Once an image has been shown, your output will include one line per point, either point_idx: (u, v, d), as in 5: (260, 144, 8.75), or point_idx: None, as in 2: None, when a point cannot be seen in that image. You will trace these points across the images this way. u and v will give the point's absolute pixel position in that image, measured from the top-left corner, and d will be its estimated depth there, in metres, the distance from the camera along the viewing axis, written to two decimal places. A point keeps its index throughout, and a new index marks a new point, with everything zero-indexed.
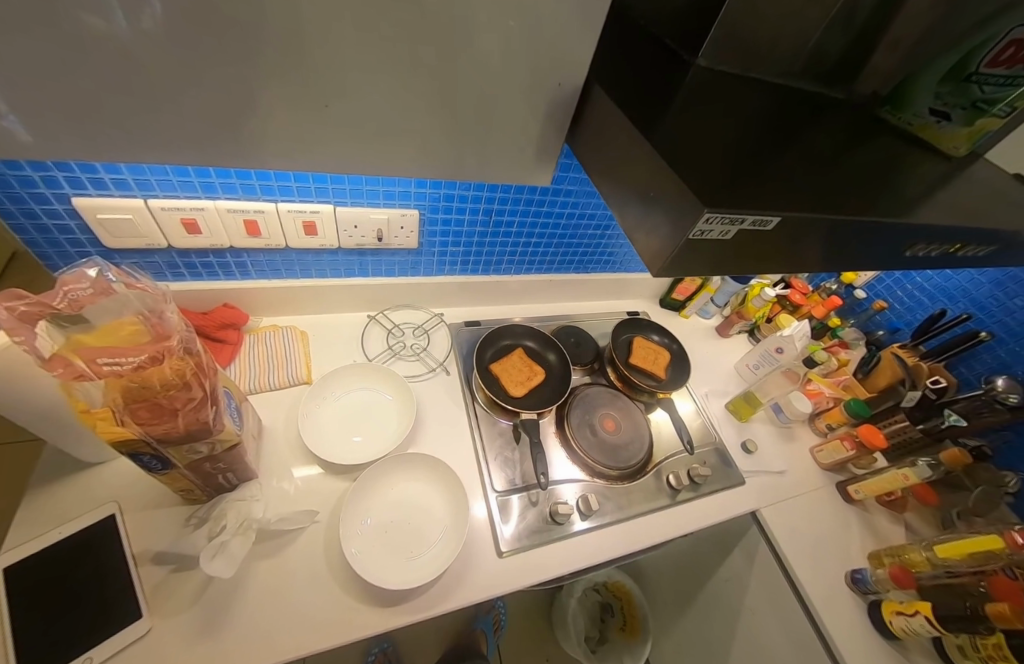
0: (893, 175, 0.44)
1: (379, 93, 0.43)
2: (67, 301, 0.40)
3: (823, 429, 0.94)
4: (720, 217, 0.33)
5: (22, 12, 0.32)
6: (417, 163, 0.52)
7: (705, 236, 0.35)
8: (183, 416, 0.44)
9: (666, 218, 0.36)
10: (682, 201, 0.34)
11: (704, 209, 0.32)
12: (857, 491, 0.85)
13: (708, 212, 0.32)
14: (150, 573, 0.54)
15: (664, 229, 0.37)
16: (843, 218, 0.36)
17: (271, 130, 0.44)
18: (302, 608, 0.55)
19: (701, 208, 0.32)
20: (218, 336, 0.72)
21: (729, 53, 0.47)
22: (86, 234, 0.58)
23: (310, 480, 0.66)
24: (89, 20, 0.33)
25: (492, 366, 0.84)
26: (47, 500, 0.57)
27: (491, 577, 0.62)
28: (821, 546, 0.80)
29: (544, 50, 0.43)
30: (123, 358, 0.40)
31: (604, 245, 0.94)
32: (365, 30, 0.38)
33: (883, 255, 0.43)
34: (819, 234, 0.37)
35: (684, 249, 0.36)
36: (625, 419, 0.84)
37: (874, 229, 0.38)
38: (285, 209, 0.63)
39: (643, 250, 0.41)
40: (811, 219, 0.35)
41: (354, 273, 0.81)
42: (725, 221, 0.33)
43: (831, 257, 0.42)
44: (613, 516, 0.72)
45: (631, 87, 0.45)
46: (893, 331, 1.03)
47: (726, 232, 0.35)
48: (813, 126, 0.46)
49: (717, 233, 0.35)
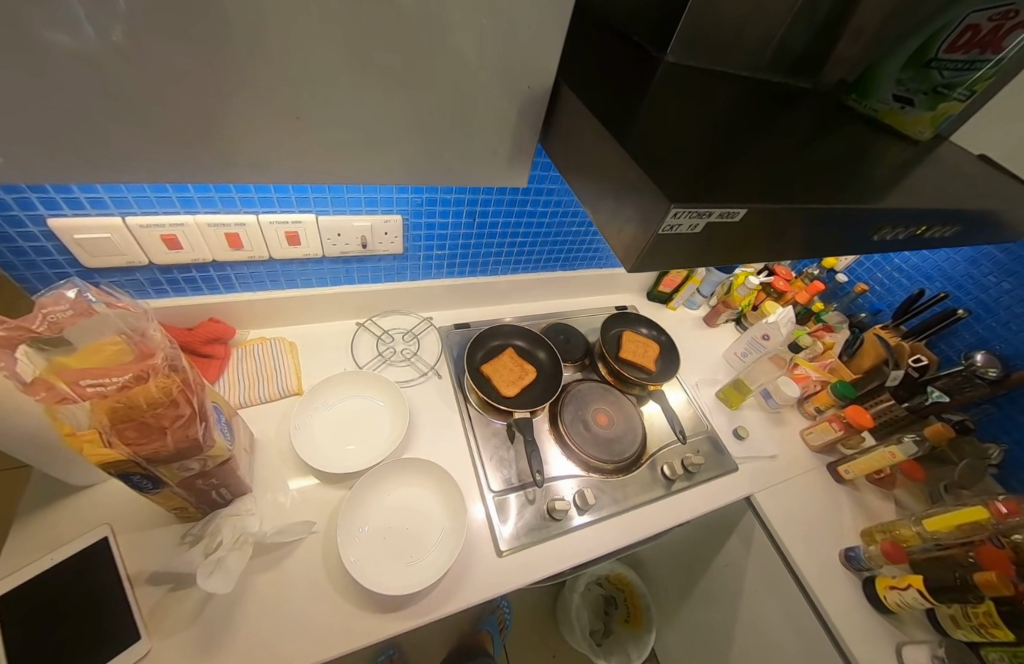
0: (861, 161, 0.45)
1: (353, 99, 0.43)
2: (47, 323, 0.40)
3: (812, 412, 0.96)
4: (686, 212, 0.33)
5: None
6: (395, 168, 0.52)
7: (674, 230, 0.35)
8: (171, 433, 0.44)
9: (639, 214, 0.37)
10: (653, 196, 0.34)
11: (670, 205, 0.33)
12: (847, 471, 0.87)
13: (676, 206, 0.33)
14: (146, 593, 0.54)
15: (636, 223, 0.37)
16: (811, 205, 0.37)
17: (246, 142, 0.44)
18: (302, 620, 0.55)
19: (668, 203, 0.33)
20: (204, 352, 0.72)
21: (696, 49, 0.48)
22: (64, 255, 0.58)
23: (305, 491, 0.66)
24: (55, 37, 0.33)
25: (482, 367, 0.84)
26: (36, 526, 0.56)
27: (491, 576, 0.63)
28: (815, 527, 0.82)
29: (516, 52, 0.44)
30: (106, 378, 0.40)
31: (589, 242, 0.95)
32: (336, 38, 0.38)
33: (854, 240, 0.44)
34: (789, 222, 0.38)
35: (654, 244, 0.37)
36: (617, 412, 0.85)
37: (841, 214, 0.39)
38: (266, 221, 0.63)
39: (617, 246, 0.42)
40: (779, 208, 0.36)
41: (340, 281, 0.81)
42: (692, 216, 0.34)
43: (803, 245, 0.43)
44: (610, 509, 0.73)
45: (603, 85, 0.46)
46: (875, 313, 1.06)
47: (694, 226, 0.35)
48: (783, 116, 0.47)
49: (686, 227, 0.35)
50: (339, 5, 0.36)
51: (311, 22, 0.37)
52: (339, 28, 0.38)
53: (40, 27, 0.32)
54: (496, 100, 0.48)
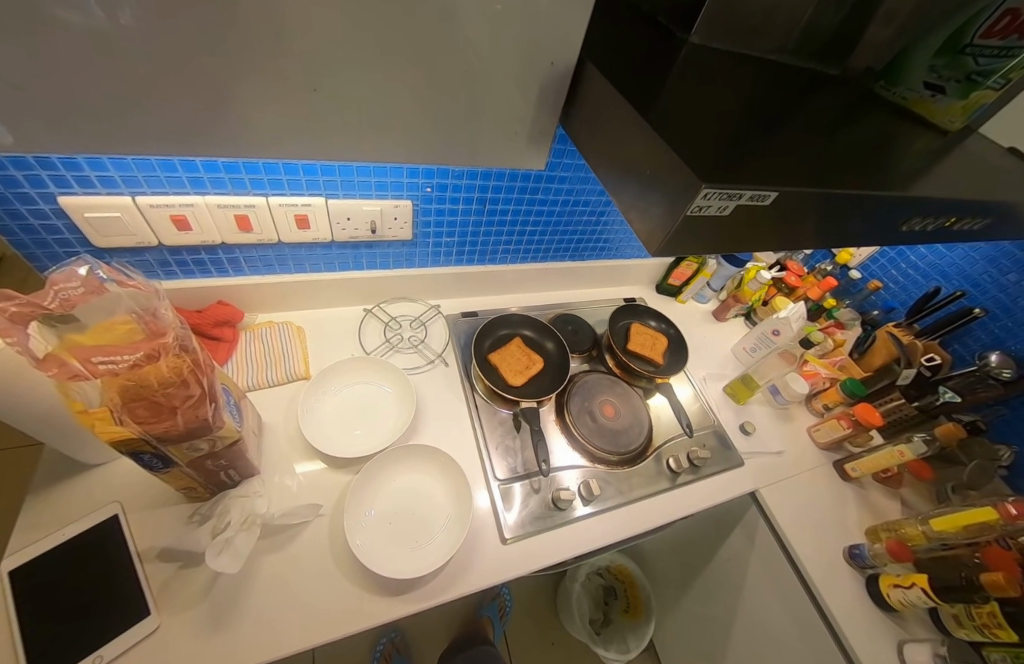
0: (887, 151, 0.43)
1: (370, 80, 0.43)
2: (58, 300, 0.39)
3: (820, 408, 0.95)
4: (717, 192, 0.32)
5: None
6: (407, 149, 0.51)
7: (703, 211, 0.34)
8: (182, 413, 0.44)
9: (665, 202, 0.36)
10: (682, 181, 0.34)
11: (702, 184, 0.32)
12: (854, 469, 0.86)
13: (705, 190, 0.32)
14: (157, 570, 0.55)
15: (662, 210, 0.37)
16: (838, 193, 0.36)
17: (258, 123, 0.43)
18: (311, 598, 0.56)
19: (700, 184, 0.32)
20: (213, 334, 0.72)
21: (722, 28, 0.46)
22: (75, 234, 0.58)
23: (312, 474, 0.66)
24: (62, 12, 0.32)
25: (488, 356, 0.83)
26: (50, 500, 0.57)
27: (496, 564, 0.63)
28: (819, 523, 0.82)
29: (536, 31, 0.43)
30: (118, 357, 0.40)
31: (600, 232, 0.94)
32: (353, 16, 0.37)
33: (879, 230, 0.43)
34: (815, 209, 0.37)
35: (681, 226, 0.36)
36: (624, 405, 0.84)
37: (869, 204, 0.38)
38: (276, 203, 0.62)
39: (641, 232, 0.41)
40: (807, 194, 0.35)
41: (348, 266, 0.80)
42: (723, 196, 0.33)
43: (826, 235, 0.42)
44: (614, 500, 0.73)
45: (626, 66, 0.45)
46: (888, 311, 1.04)
47: (724, 207, 0.34)
48: (808, 103, 0.46)
49: (715, 208, 0.34)
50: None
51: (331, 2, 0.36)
52: (357, 6, 0.37)
53: (51, 3, 0.31)
54: (513, 84, 0.47)
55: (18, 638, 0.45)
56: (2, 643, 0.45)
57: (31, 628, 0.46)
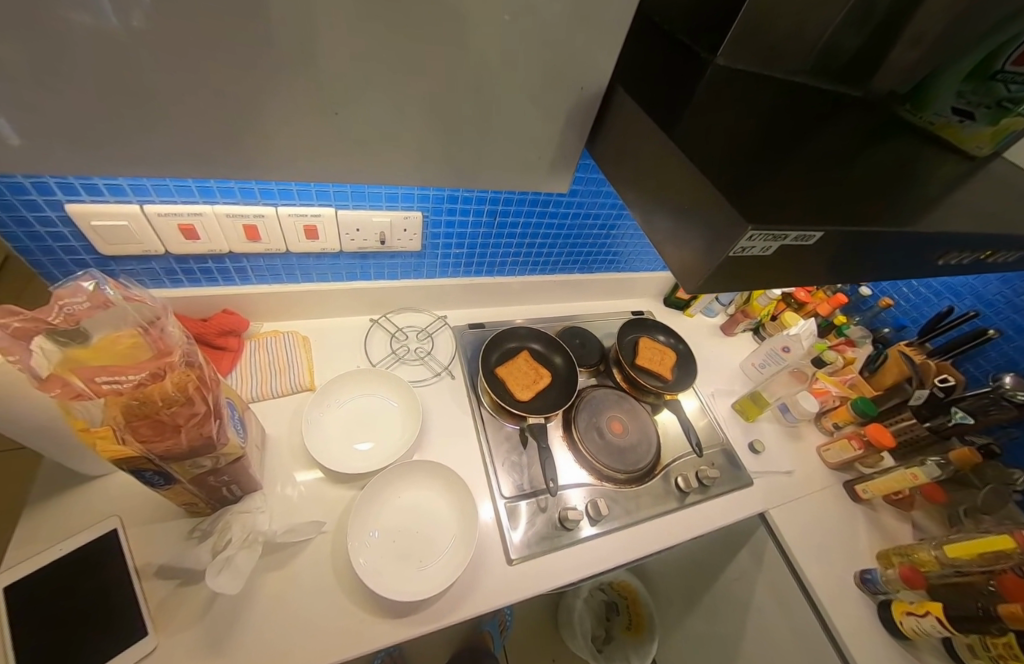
0: (917, 178, 0.42)
1: (395, 98, 0.42)
2: (63, 315, 0.39)
3: (829, 427, 0.94)
4: (763, 235, 0.32)
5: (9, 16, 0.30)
6: (426, 167, 0.50)
7: (746, 252, 0.34)
8: (186, 431, 0.42)
9: (702, 232, 0.36)
10: (724, 218, 0.33)
11: (748, 227, 0.31)
12: (864, 490, 0.85)
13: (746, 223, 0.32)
14: (155, 587, 0.54)
15: (700, 240, 0.36)
16: (877, 228, 0.35)
17: (275, 141, 0.43)
18: (314, 620, 0.54)
19: (746, 226, 0.31)
20: (218, 344, 0.71)
21: (748, 50, 0.46)
22: (81, 241, 0.57)
23: (312, 485, 0.65)
24: (77, 17, 0.31)
25: (495, 369, 0.82)
26: (49, 513, 0.56)
27: (502, 585, 0.61)
28: (829, 546, 0.80)
29: (567, 55, 0.42)
30: (121, 377, 0.39)
31: (610, 244, 0.93)
32: (385, 35, 0.37)
33: (912, 263, 0.42)
34: (852, 243, 0.36)
35: (723, 265, 0.35)
36: (631, 420, 0.83)
37: (906, 238, 0.37)
38: (285, 213, 0.61)
39: (675, 264, 0.41)
40: (846, 230, 0.34)
41: (355, 276, 0.79)
42: (768, 238, 0.32)
43: (859, 268, 0.41)
44: (622, 520, 0.71)
45: (657, 91, 0.45)
46: (899, 328, 1.03)
47: (767, 247, 0.34)
48: (834, 127, 0.45)
49: (757, 249, 0.34)
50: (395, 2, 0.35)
51: (364, 24, 0.36)
52: (388, 26, 0.36)
53: (64, 10, 0.30)
54: (540, 106, 0.46)
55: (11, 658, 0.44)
56: None
57: (23, 648, 0.44)
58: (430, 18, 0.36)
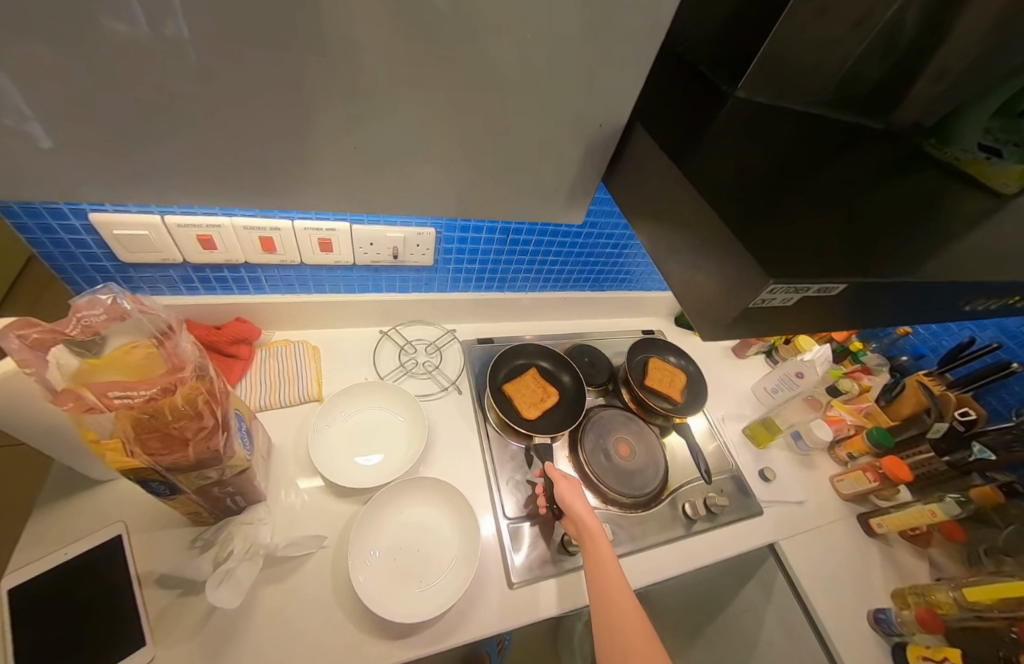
0: (943, 217, 0.41)
1: (412, 119, 0.42)
2: (81, 327, 0.40)
3: (843, 458, 0.91)
4: (784, 288, 0.32)
5: (45, 30, 0.31)
6: (441, 188, 0.50)
7: (766, 302, 0.34)
8: (194, 445, 0.43)
9: (724, 272, 0.36)
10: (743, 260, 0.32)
11: (770, 281, 0.31)
12: (879, 524, 0.82)
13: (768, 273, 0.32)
14: (155, 597, 0.53)
15: (725, 278, 0.36)
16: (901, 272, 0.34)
17: (294, 155, 0.44)
18: (311, 638, 0.54)
19: (767, 281, 0.31)
20: (229, 352, 0.71)
21: (768, 83, 0.46)
22: (103, 248, 0.58)
23: (313, 493, 0.65)
24: (112, 25, 0.31)
25: (504, 385, 0.82)
26: (58, 514, 0.57)
27: (503, 610, 0.60)
28: (843, 581, 0.77)
29: (589, 86, 0.43)
30: (133, 391, 0.39)
31: (622, 263, 0.92)
32: (412, 66, 0.38)
33: (937, 306, 0.41)
34: (876, 288, 0.35)
35: (742, 313, 0.35)
36: (639, 442, 0.81)
37: (932, 283, 0.35)
38: (301, 227, 0.62)
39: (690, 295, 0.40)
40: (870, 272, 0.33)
41: (367, 288, 0.79)
42: (789, 290, 0.32)
43: (882, 312, 0.39)
44: (627, 547, 0.69)
45: (677, 124, 0.45)
46: (918, 357, 1.00)
47: (788, 298, 0.34)
48: (855, 161, 0.45)
49: (779, 299, 0.34)
50: (424, 39, 0.36)
51: (389, 54, 0.36)
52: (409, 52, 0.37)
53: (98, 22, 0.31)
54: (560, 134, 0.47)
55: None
56: None
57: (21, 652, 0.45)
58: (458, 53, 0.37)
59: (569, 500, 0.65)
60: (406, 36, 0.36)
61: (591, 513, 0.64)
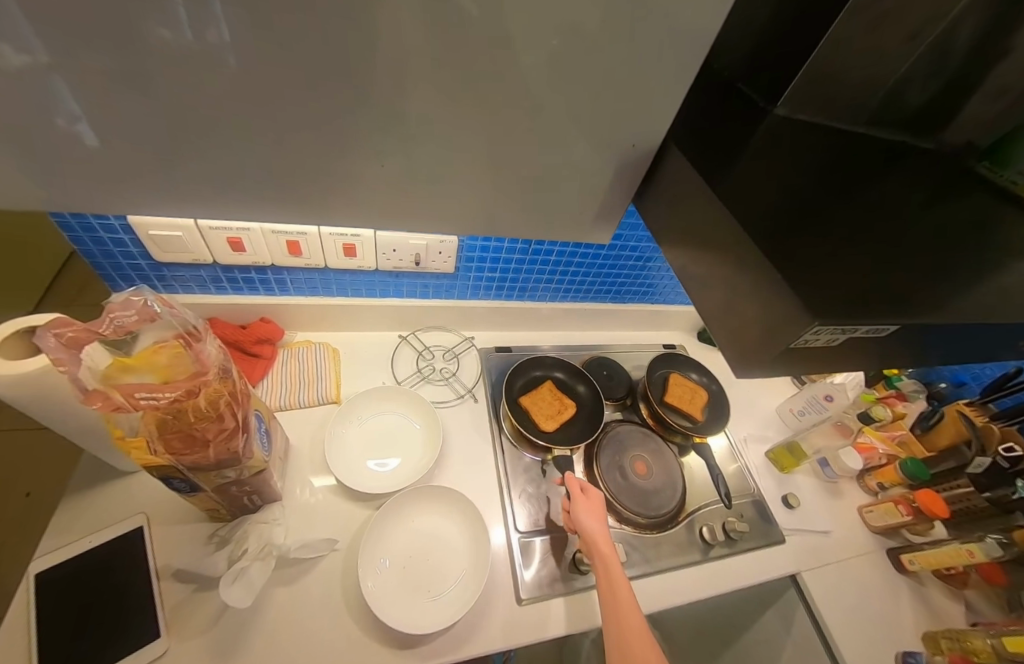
0: (1001, 246, 0.39)
1: (442, 137, 0.41)
2: (113, 327, 0.41)
3: (873, 488, 0.87)
4: (828, 329, 0.31)
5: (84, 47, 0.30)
6: (467, 202, 0.49)
7: (809, 343, 0.33)
8: (214, 446, 0.44)
9: (761, 302, 0.34)
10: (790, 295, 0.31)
11: (813, 322, 0.30)
12: (911, 561, 0.78)
13: (806, 309, 0.30)
14: (172, 589, 0.55)
15: (761, 310, 0.34)
16: (956, 310, 0.32)
17: (324, 172, 0.43)
18: (318, 644, 0.54)
19: (810, 322, 0.30)
20: (253, 351, 0.73)
21: (812, 101, 0.44)
22: (138, 248, 0.61)
23: (327, 491, 0.66)
24: (163, 30, 0.30)
25: (519, 400, 0.80)
26: (85, 503, 0.59)
27: (511, 627, 0.59)
28: (870, 620, 0.73)
29: (623, 107, 0.41)
30: (159, 392, 0.39)
31: (644, 276, 0.91)
32: (446, 85, 0.37)
33: (991, 343, 0.38)
34: (928, 324, 0.33)
35: (782, 352, 0.34)
36: (656, 461, 0.79)
37: (990, 321, 0.33)
38: (326, 233, 0.63)
39: (731, 317, 0.39)
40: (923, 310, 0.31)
41: (388, 293, 0.80)
42: (834, 331, 0.31)
43: (933, 346, 0.37)
44: (640, 569, 0.67)
45: (714, 144, 0.44)
46: (958, 385, 0.94)
47: (833, 338, 0.33)
48: (904, 185, 0.42)
49: (823, 339, 0.33)
50: (458, 58, 0.35)
51: (423, 73, 0.36)
52: (444, 72, 0.36)
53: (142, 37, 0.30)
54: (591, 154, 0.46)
55: (32, 638, 0.48)
56: (20, 637, 0.48)
57: (42, 632, 0.48)
58: (495, 76, 0.37)
59: (586, 520, 0.63)
60: (441, 56, 0.35)
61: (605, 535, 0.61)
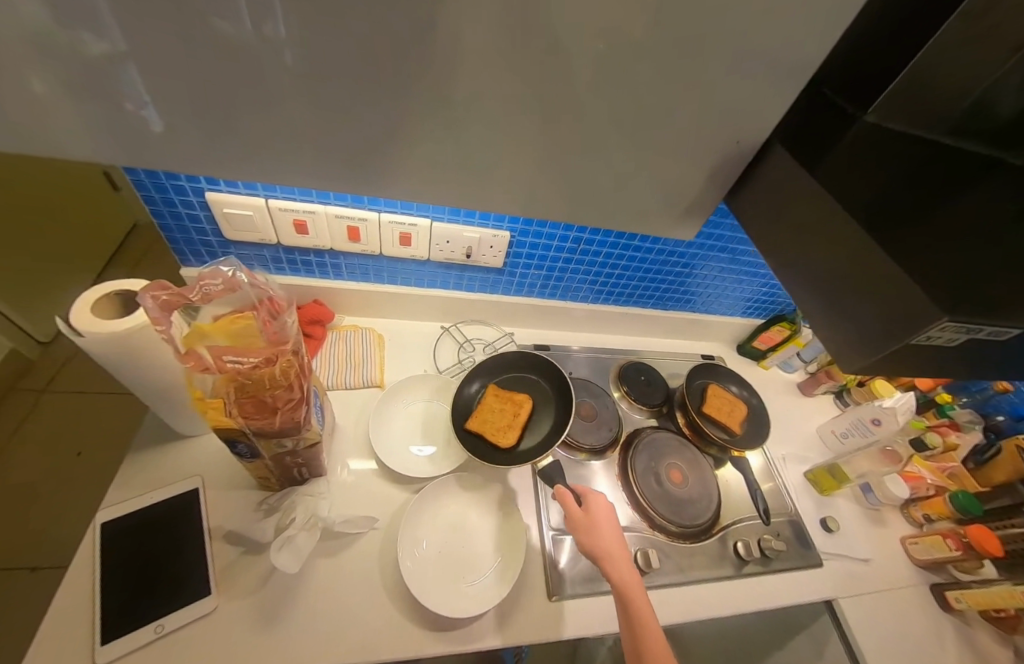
0: None
1: (517, 133, 0.42)
2: (201, 293, 0.44)
3: (919, 519, 0.83)
4: (955, 327, 0.30)
5: (202, 34, 0.32)
6: (532, 198, 0.50)
7: (928, 340, 0.33)
8: (281, 415, 0.46)
9: None
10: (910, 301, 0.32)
11: (942, 317, 0.30)
12: (958, 599, 0.74)
13: None
14: (222, 550, 0.57)
15: None
16: None
17: (401, 163, 0.44)
18: (356, 617, 0.55)
19: (940, 317, 0.30)
20: (306, 331, 0.76)
21: (904, 109, 0.45)
22: (211, 224, 0.65)
23: (362, 474, 0.67)
24: (275, 20, 0.31)
25: (467, 425, 0.71)
26: (145, 462, 0.63)
27: (540, 621, 0.59)
28: (912, 656, 0.69)
29: (699, 111, 0.41)
30: (244, 357, 0.42)
31: (688, 283, 0.90)
32: (528, 82, 0.38)
33: None
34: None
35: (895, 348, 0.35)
36: (692, 471, 0.78)
37: None
38: (386, 220, 0.65)
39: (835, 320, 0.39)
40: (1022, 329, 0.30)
41: (436, 284, 0.82)
42: (958, 329, 0.31)
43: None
44: (672, 577, 0.67)
45: (792, 150, 0.43)
46: (1018, 419, 0.86)
47: (954, 337, 0.33)
48: (997, 198, 0.40)
49: (944, 337, 0.32)
50: (545, 56, 0.36)
51: (508, 70, 0.36)
52: (528, 69, 0.36)
53: (254, 25, 0.32)
54: (661, 156, 0.46)
55: (97, 583, 0.52)
56: (84, 578, 0.52)
57: (107, 577, 0.52)
58: (581, 75, 0.37)
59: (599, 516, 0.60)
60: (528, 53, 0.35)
61: (619, 545, 0.58)
